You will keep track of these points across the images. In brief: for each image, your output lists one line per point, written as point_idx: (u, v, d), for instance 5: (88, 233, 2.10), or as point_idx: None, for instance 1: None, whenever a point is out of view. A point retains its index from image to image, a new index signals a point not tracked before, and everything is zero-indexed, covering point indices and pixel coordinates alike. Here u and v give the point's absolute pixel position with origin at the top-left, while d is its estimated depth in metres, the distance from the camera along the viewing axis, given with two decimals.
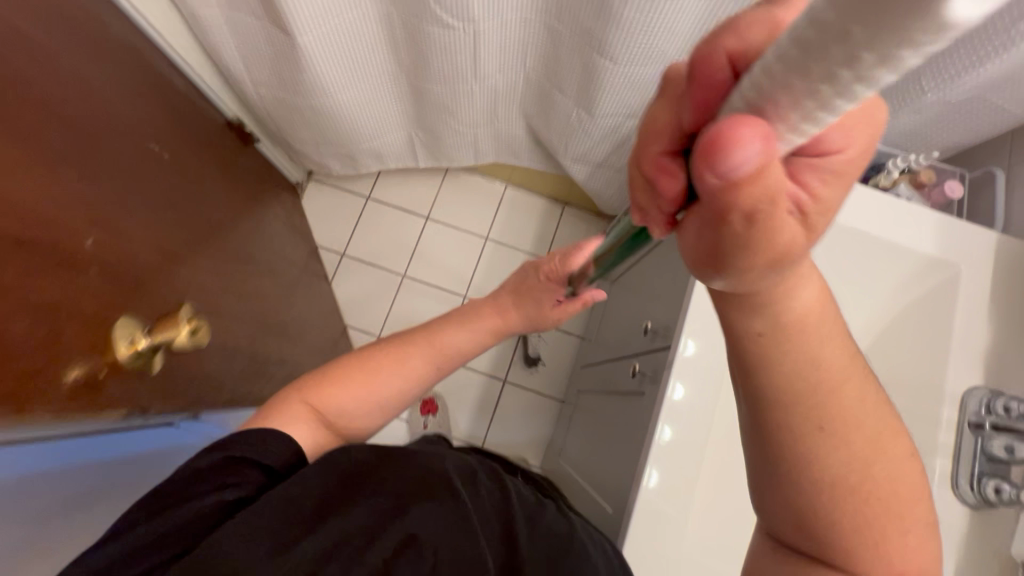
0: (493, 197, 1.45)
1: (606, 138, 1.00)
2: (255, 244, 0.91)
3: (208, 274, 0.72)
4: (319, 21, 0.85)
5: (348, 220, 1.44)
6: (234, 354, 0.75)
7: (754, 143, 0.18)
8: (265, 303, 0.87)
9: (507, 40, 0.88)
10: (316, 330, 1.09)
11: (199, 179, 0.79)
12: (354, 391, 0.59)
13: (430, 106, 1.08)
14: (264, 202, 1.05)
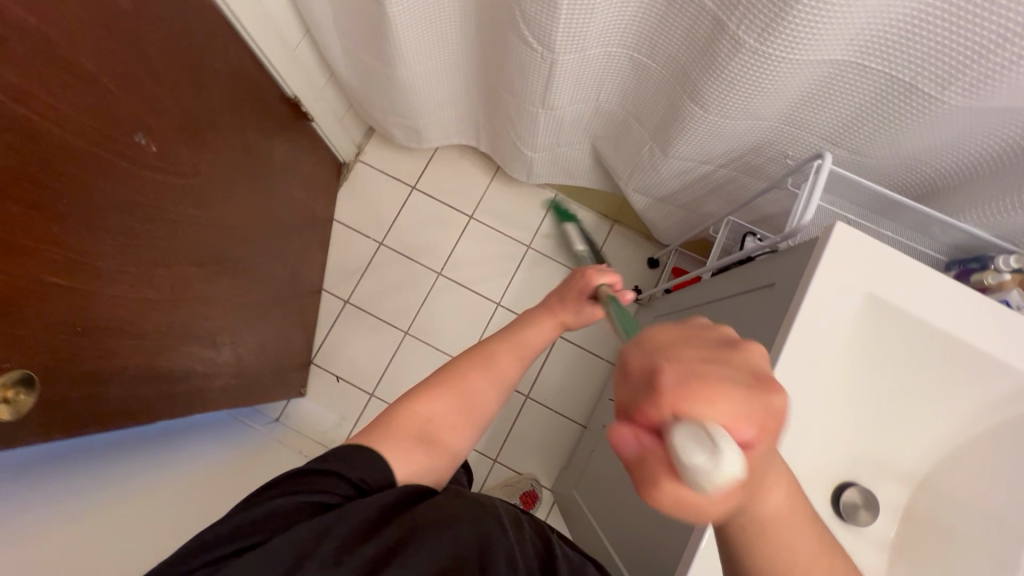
0: (542, 204, 1.40)
1: (674, 179, 0.97)
2: (217, 240, 0.88)
3: (121, 283, 0.66)
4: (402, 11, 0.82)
5: (392, 207, 1.41)
6: (124, 380, 0.68)
7: (628, 438, 0.27)
8: (192, 309, 0.83)
9: (591, 73, 0.83)
10: (253, 332, 1.03)
11: (175, 170, 0.76)
12: (439, 407, 0.57)
13: (498, 107, 1.04)
14: (260, 186, 1.02)
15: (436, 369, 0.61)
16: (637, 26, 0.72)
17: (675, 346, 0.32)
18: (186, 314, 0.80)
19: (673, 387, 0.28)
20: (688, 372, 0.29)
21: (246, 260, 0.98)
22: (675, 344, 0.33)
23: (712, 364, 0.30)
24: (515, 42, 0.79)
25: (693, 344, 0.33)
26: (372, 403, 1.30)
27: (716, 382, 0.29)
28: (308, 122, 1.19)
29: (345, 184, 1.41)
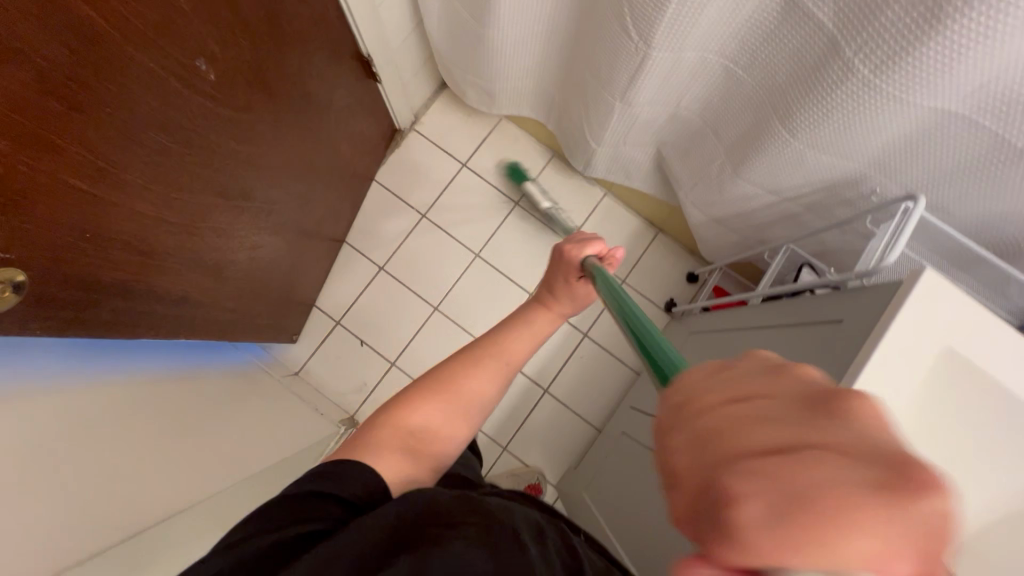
0: (590, 201, 1.39)
1: (736, 201, 0.95)
2: (248, 179, 0.90)
3: (148, 204, 0.71)
4: None
5: (440, 180, 1.38)
6: (129, 285, 0.74)
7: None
8: (206, 236, 0.86)
9: (681, 75, 0.81)
10: (264, 270, 1.08)
11: (227, 101, 0.79)
12: (433, 414, 0.61)
13: (576, 91, 1.02)
14: (303, 131, 1.03)
15: (422, 380, 0.64)
16: (744, 37, 0.70)
17: (706, 383, 0.20)
18: (200, 241, 0.85)
19: (758, 525, 0.15)
20: (775, 462, 0.16)
21: (268, 202, 1.00)
22: (706, 378, 0.21)
23: (761, 403, 0.19)
24: (614, 24, 0.78)
25: (759, 392, 0.19)
26: (391, 374, 1.29)
27: (819, 471, 0.15)
28: (376, 83, 1.17)
29: (396, 150, 1.39)
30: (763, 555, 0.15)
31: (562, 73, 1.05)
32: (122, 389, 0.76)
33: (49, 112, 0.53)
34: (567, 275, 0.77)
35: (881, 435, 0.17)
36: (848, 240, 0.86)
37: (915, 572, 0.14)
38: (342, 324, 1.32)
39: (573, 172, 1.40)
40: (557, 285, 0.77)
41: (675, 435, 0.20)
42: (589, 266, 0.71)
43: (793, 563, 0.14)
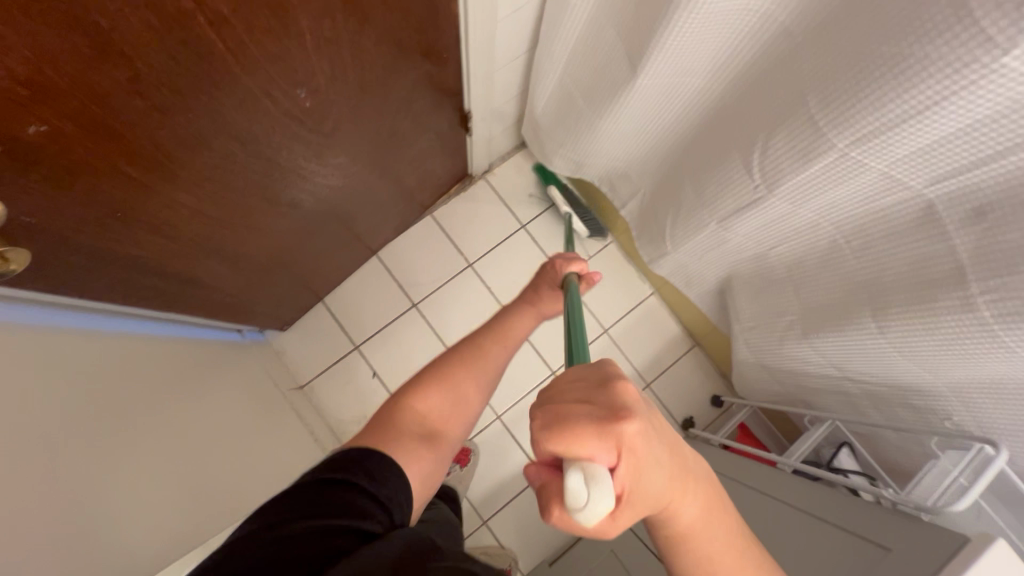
0: (636, 296, 1.37)
1: (792, 361, 0.93)
2: (311, 195, 0.88)
3: (211, 207, 0.69)
4: (651, 80, 0.82)
5: (497, 235, 1.37)
6: (160, 275, 0.72)
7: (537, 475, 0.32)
8: (253, 242, 0.85)
9: (784, 229, 0.80)
10: (292, 268, 1.06)
11: (332, 134, 0.77)
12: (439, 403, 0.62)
13: (669, 197, 1.01)
14: (387, 164, 1.01)
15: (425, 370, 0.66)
16: (864, 226, 0.69)
17: (567, 392, 0.34)
18: (244, 244, 0.83)
19: (550, 425, 0.32)
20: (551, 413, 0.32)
21: (322, 216, 0.98)
22: (567, 386, 0.35)
23: (587, 405, 0.32)
24: (740, 161, 0.78)
25: (586, 397, 0.33)
26: None
27: (582, 416, 0.32)
28: (467, 135, 1.15)
29: (463, 194, 1.38)
30: (550, 448, 0.31)
31: (657, 179, 1.04)
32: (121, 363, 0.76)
33: (131, 118, 0.49)
34: (554, 282, 0.78)
35: (620, 395, 0.33)
36: (898, 439, 0.83)
37: (608, 452, 0.30)
38: (360, 350, 1.29)
39: (627, 263, 1.39)
40: (545, 288, 0.79)
41: (539, 416, 0.33)
42: (569, 279, 0.72)
43: (563, 445, 0.30)
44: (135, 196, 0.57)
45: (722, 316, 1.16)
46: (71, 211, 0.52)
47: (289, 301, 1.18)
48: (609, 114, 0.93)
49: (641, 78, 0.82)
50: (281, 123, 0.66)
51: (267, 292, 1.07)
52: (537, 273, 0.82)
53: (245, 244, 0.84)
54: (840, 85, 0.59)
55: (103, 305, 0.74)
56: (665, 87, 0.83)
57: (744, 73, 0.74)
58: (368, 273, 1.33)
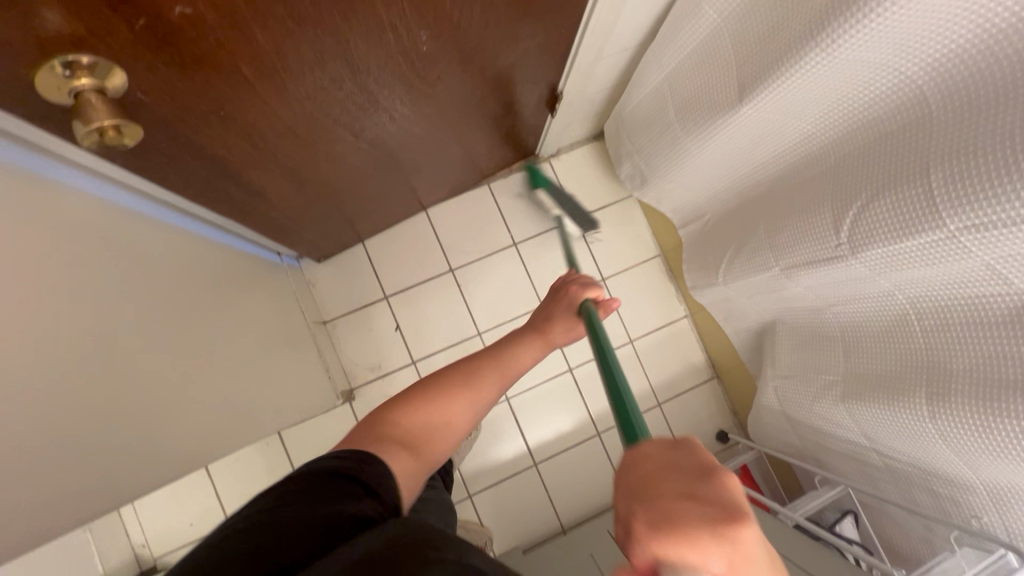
0: (669, 315, 1.35)
1: (821, 419, 0.92)
2: (391, 139, 0.86)
3: (301, 130, 0.68)
4: (758, 114, 0.77)
5: (548, 221, 1.35)
6: (237, 183, 0.72)
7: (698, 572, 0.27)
8: (325, 170, 0.84)
9: (852, 290, 0.77)
10: (347, 206, 1.05)
11: (431, 85, 0.75)
12: (446, 409, 0.60)
13: (733, 229, 0.99)
14: (468, 127, 0.99)
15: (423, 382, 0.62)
16: (946, 306, 0.66)
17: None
18: (315, 172, 0.82)
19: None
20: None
21: (392, 163, 0.97)
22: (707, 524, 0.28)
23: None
24: (827, 216, 0.74)
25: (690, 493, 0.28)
26: (407, 371, 1.27)
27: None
28: (548, 115, 1.13)
29: (524, 171, 1.36)
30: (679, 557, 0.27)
31: (727, 208, 1.00)
32: (180, 261, 0.77)
33: (260, 18, 0.47)
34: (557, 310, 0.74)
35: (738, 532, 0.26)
36: (908, 519, 0.83)
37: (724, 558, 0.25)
38: (387, 302, 1.29)
39: (669, 280, 1.36)
40: (556, 316, 0.74)
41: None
42: (585, 306, 0.70)
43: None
44: (237, 98, 0.55)
45: (755, 356, 1.15)
46: (181, 103, 0.51)
47: (335, 235, 1.17)
48: (697, 135, 0.89)
49: (747, 109, 0.77)
50: (391, 62, 0.64)
51: (318, 222, 1.06)
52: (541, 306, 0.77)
53: (319, 172, 0.83)
54: (967, 168, 0.55)
55: (188, 206, 0.76)
56: (762, 124, 0.78)
57: (852, 127, 0.69)
58: (413, 228, 1.32)
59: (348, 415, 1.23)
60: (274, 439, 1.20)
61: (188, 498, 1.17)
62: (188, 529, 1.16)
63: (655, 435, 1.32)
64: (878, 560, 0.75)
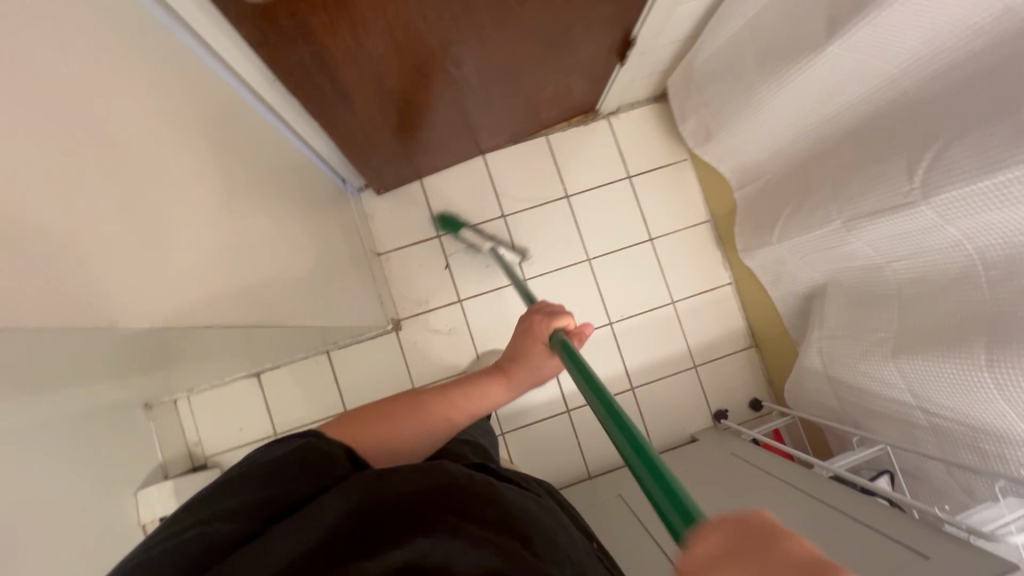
0: (713, 280, 1.36)
1: (864, 377, 0.92)
2: (472, 63, 0.89)
3: (398, 30, 0.71)
4: (844, 54, 0.77)
5: (601, 177, 1.37)
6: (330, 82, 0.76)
7: None
8: (407, 86, 0.88)
9: (916, 242, 0.78)
10: (418, 136, 1.09)
11: (519, 3, 0.78)
12: (405, 422, 0.68)
13: (795, 186, 1.00)
14: (542, 65, 1.02)
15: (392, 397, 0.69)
16: (1017, 253, 0.66)
17: None
18: (398, 85, 0.86)
19: None
20: None
21: (466, 93, 1.00)
22: None
23: None
24: (902, 159, 0.74)
25: None
26: (452, 309, 1.31)
27: None
28: (617, 65, 1.14)
29: (582, 126, 1.37)
30: None
31: (792, 162, 1.01)
32: (272, 157, 0.82)
33: None
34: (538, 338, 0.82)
35: None
36: (945, 478, 0.83)
37: None
38: (439, 241, 1.33)
39: (717, 246, 1.37)
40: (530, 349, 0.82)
41: None
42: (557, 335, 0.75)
43: None
44: None
45: (800, 321, 1.15)
46: None
47: (396, 168, 1.21)
48: (774, 80, 0.90)
49: (833, 49, 0.77)
50: None
51: (387, 149, 1.10)
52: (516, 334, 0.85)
53: (402, 87, 0.87)
54: None
55: (280, 103, 0.81)
56: (849, 67, 0.78)
57: (942, 68, 0.69)
58: (469, 172, 1.35)
59: (393, 343, 1.29)
60: (324, 358, 1.26)
61: (239, 405, 1.24)
62: (238, 433, 1.23)
63: (688, 396, 1.34)
64: (907, 496, 0.79)
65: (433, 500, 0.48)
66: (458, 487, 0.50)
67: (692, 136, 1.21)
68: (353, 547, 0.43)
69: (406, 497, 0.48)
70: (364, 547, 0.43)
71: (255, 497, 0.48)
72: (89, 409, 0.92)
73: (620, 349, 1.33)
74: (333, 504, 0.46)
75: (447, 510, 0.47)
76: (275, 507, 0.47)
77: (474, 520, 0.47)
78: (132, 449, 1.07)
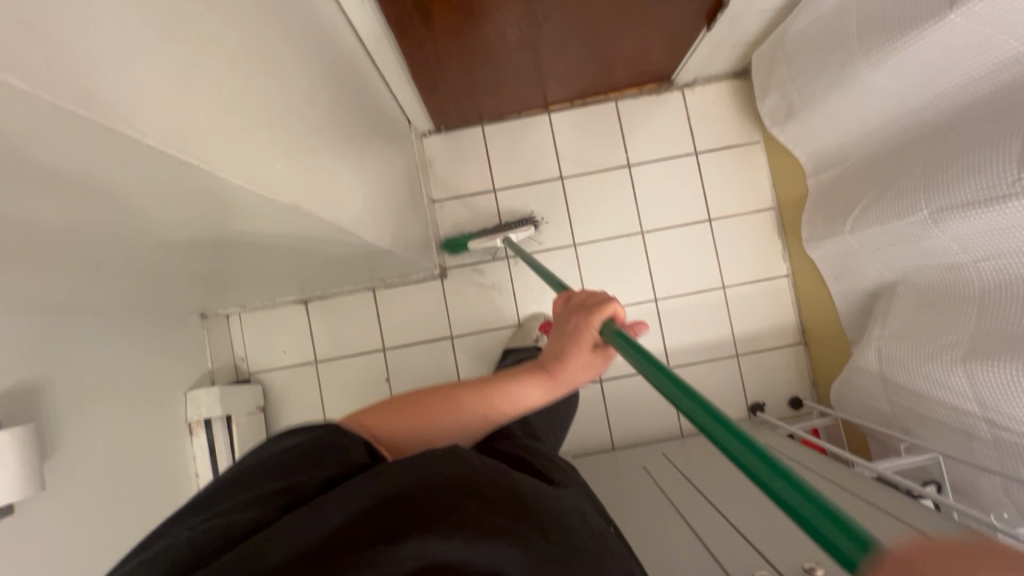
0: (769, 270, 1.31)
1: (925, 381, 0.87)
2: None
3: None
4: (963, 25, 0.71)
5: (666, 151, 1.33)
6: None
7: None
8: None
9: (1009, 241, 0.72)
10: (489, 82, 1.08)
11: None
12: (434, 434, 0.57)
13: (881, 173, 0.94)
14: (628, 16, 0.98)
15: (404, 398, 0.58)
16: None
17: None
18: None
19: None
20: None
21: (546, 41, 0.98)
22: None
23: None
24: (1013, 146, 0.68)
25: None
26: (498, 264, 1.31)
27: None
28: (703, 30, 1.09)
29: (656, 96, 1.33)
30: None
31: (882, 146, 0.94)
32: (349, 79, 0.82)
33: None
34: (582, 337, 0.62)
35: None
36: (1000, 498, 0.77)
37: None
38: (494, 195, 1.33)
39: (778, 236, 1.31)
40: (569, 352, 0.62)
41: None
42: (611, 333, 0.60)
43: None
44: None
45: (859, 321, 1.10)
46: None
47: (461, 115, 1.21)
48: (880, 51, 0.83)
49: (952, 16, 0.71)
50: None
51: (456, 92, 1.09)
52: (561, 321, 0.66)
53: None
54: None
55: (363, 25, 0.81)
56: (964, 42, 0.72)
57: None
58: (532, 129, 1.33)
59: (437, 289, 1.30)
60: (369, 295, 1.30)
61: (287, 327, 1.29)
62: (282, 355, 1.28)
63: (726, 384, 1.31)
64: (949, 498, 0.76)
65: (453, 483, 0.42)
66: (472, 469, 0.44)
67: (772, 113, 1.17)
68: (374, 531, 0.37)
69: (429, 482, 0.41)
70: (386, 531, 0.37)
71: (256, 489, 0.43)
72: (155, 306, 0.97)
73: (661, 327, 1.31)
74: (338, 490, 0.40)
75: (472, 494, 0.42)
76: (284, 499, 0.42)
77: (503, 506, 0.42)
78: (185, 353, 1.13)
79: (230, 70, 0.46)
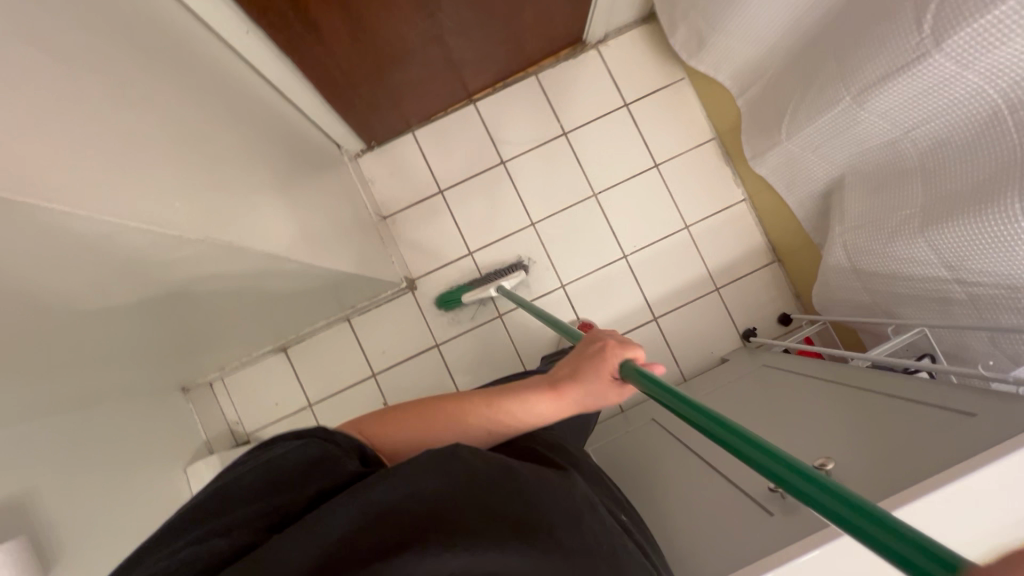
0: (726, 199, 1.32)
1: (893, 261, 0.88)
2: None
3: None
4: None
5: (597, 109, 1.33)
6: None
7: None
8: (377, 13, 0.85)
9: (931, 105, 0.73)
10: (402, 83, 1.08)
11: None
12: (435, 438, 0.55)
13: (800, 75, 0.95)
14: None
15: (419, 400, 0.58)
16: None
17: None
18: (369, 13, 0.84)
19: None
20: None
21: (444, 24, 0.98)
22: None
23: None
24: (910, 10, 0.70)
25: None
26: (463, 262, 1.31)
27: None
28: None
29: (573, 59, 1.33)
30: None
31: (795, 48, 0.96)
32: (258, 114, 0.82)
33: None
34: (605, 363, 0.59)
35: None
36: (987, 350, 0.78)
37: None
38: (443, 197, 1.32)
39: (727, 165, 1.32)
40: (585, 368, 0.59)
41: None
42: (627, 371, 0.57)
43: None
44: None
45: (821, 223, 1.11)
46: None
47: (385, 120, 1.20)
48: None
49: None
50: None
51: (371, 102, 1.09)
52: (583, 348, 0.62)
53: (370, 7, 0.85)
54: None
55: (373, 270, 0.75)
56: None
57: None
58: (463, 122, 1.33)
59: (411, 302, 1.30)
60: (345, 326, 1.28)
61: (272, 380, 1.27)
62: (275, 409, 1.27)
63: (715, 320, 1.31)
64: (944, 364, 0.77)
65: (458, 486, 0.40)
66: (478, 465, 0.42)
67: (686, 46, 1.18)
68: (370, 547, 0.35)
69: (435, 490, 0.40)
70: (384, 549, 0.35)
71: (249, 503, 0.42)
72: (130, 388, 0.96)
73: (638, 282, 1.31)
74: (336, 503, 0.38)
75: (478, 498, 0.40)
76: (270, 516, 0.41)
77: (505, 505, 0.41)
78: (174, 431, 1.12)
79: (110, 121, 0.46)
